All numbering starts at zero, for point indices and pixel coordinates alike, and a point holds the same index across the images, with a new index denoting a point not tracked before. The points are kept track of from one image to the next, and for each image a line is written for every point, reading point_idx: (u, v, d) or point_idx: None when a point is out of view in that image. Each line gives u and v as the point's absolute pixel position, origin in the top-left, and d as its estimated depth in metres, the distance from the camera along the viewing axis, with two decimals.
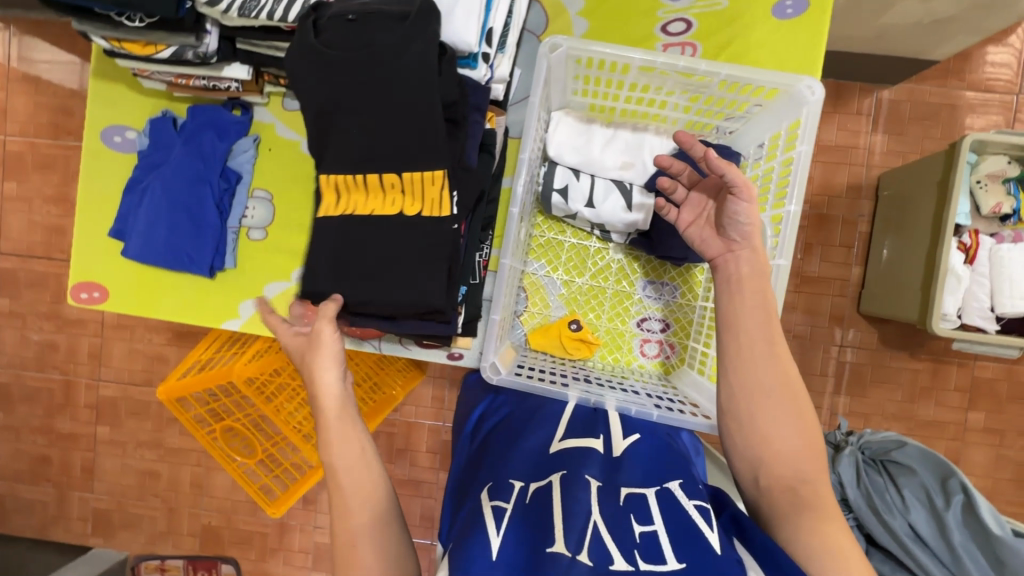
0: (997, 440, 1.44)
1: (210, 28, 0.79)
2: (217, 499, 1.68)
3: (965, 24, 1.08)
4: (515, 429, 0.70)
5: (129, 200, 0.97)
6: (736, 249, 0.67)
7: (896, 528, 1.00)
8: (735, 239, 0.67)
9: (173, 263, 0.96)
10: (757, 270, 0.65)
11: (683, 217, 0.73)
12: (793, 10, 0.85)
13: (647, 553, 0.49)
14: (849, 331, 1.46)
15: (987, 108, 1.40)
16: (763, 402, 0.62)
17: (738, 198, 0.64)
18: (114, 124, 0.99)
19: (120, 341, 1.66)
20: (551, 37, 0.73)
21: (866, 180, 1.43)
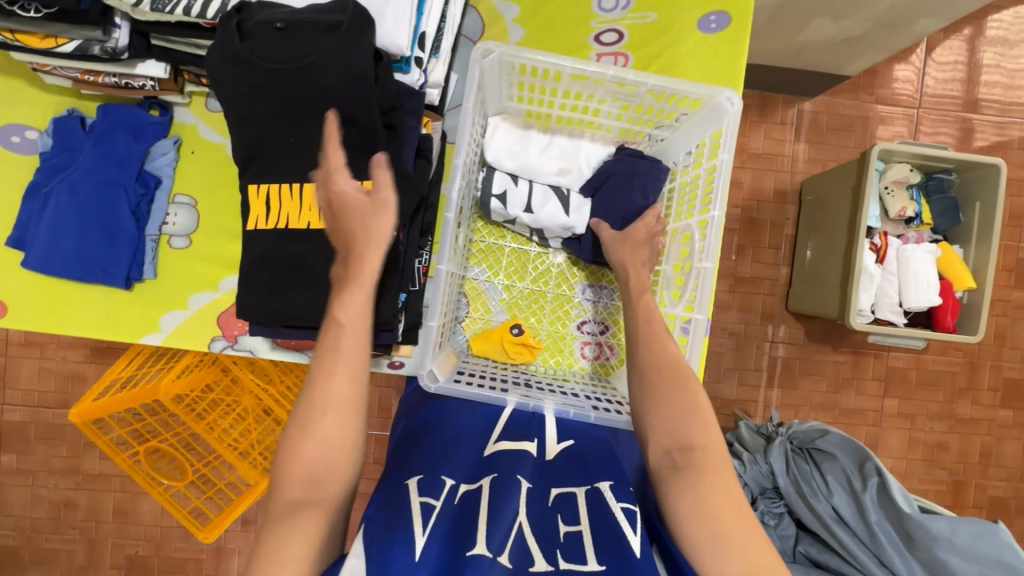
0: (909, 423, 1.57)
1: (119, 22, 0.74)
2: (144, 527, 1.56)
3: (870, 43, 1.18)
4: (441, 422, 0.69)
5: (29, 206, 0.89)
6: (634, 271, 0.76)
7: (820, 511, 1.08)
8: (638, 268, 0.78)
9: (82, 274, 0.88)
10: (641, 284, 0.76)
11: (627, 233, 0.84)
12: (717, 25, 0.90)
13: (568, 553, 0.51)
14: (779, 327, 1.55)
15: (893, 120, 1.53)
16: (662, 394, 0.64)
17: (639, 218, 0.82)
18: (11, 123, 0.90)
19: (29, 360, 1.52)
20: (484, 42, 0.74)
21: (791, 185, 1.53)
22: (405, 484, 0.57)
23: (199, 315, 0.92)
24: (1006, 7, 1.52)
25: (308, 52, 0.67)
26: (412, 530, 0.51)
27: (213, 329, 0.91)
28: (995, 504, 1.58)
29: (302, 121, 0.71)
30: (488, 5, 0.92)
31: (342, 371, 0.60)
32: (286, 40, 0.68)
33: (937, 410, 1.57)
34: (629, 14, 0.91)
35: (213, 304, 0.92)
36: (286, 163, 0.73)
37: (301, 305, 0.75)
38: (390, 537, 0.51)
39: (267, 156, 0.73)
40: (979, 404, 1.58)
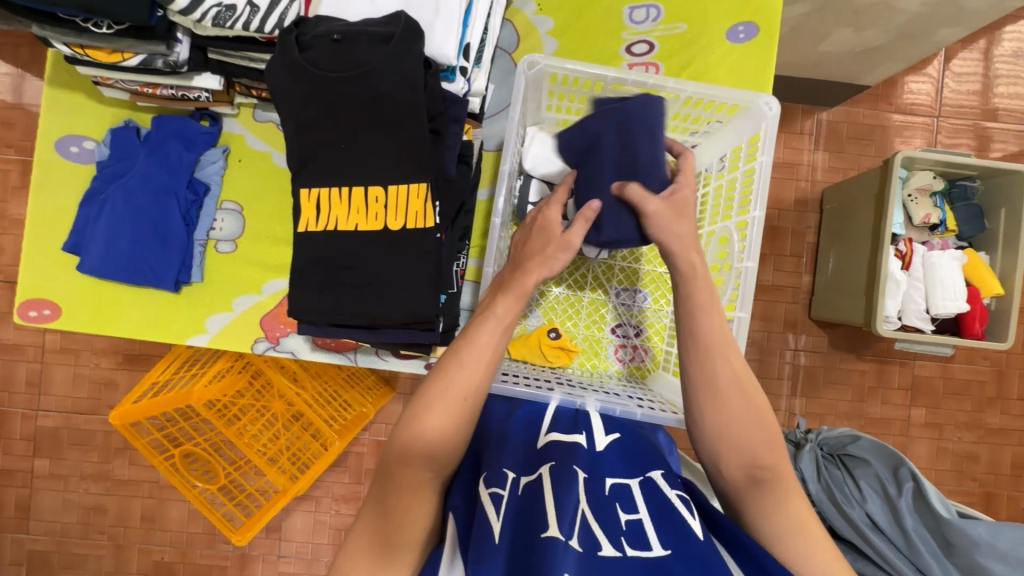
0: (937, 433, 1.56)
1: (181, 37, 0.79)
2: (171, 533, 1.57)
3: (891, 53, 1.20)
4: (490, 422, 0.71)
5: (85, 213, 0.93)
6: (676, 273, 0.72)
7: (855, 518, 1.07)
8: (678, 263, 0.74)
9: (134, 277, 0.92)
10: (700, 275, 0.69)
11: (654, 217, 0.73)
12: (745, 35, 0.92)
13: (633, 539, 0.52)
14: (802, 335, 1.55)
15: (912, 130, 1.55)
16: (718, 391, 0.65)
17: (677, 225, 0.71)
18: (70, 134, 0.95)
19: (63, 366, 1.56)
20: (529, 55, 0.78)
21: (811, 194, 1.54)
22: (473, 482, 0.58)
23: (242, 318, 0.95)
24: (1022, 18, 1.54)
25: (361, 58, 0.71)
26: (489, 514, 0.52)
27: (256, 331, 0.94)
28: None
29: (355, 126, 0.74)
30: (522, 18, 0.95)
31: (478, 361, 0.63)
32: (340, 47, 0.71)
33: (966, 419, 1.55)
34: (660, 26, 0.94)
35: (257, 306, 0.95)
36: (337, 168, 0.76)
37: (349, 308, 0.78)
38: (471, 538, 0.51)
39: (315, 162, 0.77)
40: (1009, 414, 1.55)
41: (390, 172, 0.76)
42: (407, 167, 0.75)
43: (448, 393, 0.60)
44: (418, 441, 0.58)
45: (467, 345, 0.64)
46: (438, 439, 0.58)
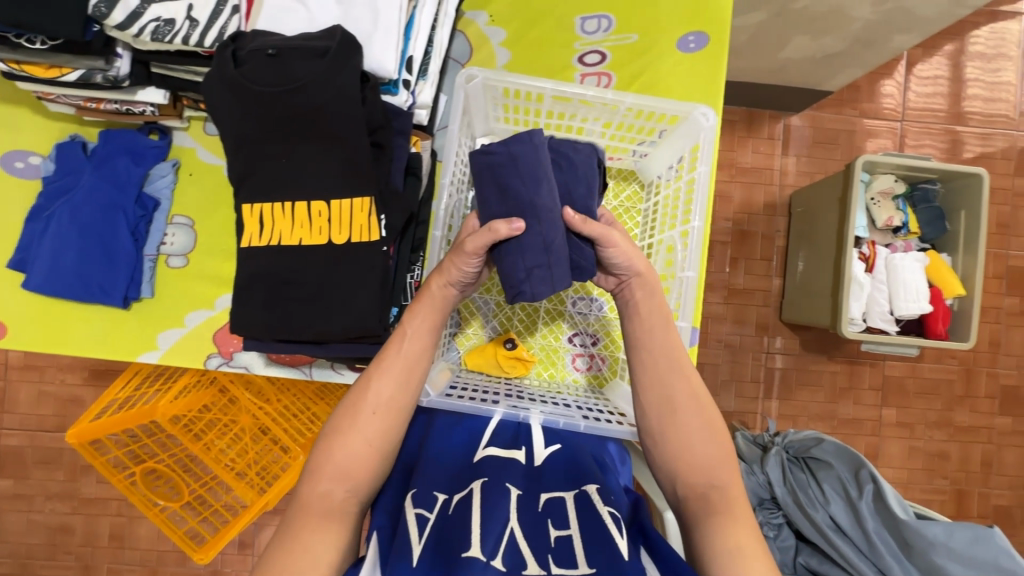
0: (908, 432, 1.57)
1: (121, 52, 0.78)
2: (141, 551, 1.54)
3: (848, 60, 1.22)
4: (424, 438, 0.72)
5: (31, 229, 0.91)
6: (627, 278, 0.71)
7: (818, 521, 1.08)
8: (623, 274, 0.71)
9: (81, 294, 0.90)
10: (654, 291, 0.70)
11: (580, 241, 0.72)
12: (695, 44, 0.93)
13: (559, 557, 0.52)
14: (774, 338, 1.56)
15: (878, 134, 1.57)
16: (672, 404, 0.65)
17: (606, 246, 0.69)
18: (16, 149, 0.93)
19: (28, 383, 1.53)
20: (467, 68, 0.78)
21: (780, 199, 1.56)
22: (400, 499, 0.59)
23: (195, 333, 0.94)
24: (983, 23, 1.57)
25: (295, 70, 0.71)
26: (410, 538, 0.54)
27: (209, 347, 0.93)
28: (999, 513, 1.57)
29: (294, 140, 0.74)
30: (475, 29, 0.96)
31: (403, 373, 0.66)
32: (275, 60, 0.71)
33: (936, 418, 1.57)
34: (611, 36, 0.95)
35: (209, 322, 0.94)
36: (281, 182, 0.76)
37: (297, 324, 0.77)
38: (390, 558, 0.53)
39: (260, 175, 0.76)
40: (978, 412, 1.58)
41: (332, 188, 0.76)
42: (348, 179, 0.76)
43: (363, 412, 0.63)
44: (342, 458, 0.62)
45: (386, 363, 0.66)
46: (356, 456, 0.62)
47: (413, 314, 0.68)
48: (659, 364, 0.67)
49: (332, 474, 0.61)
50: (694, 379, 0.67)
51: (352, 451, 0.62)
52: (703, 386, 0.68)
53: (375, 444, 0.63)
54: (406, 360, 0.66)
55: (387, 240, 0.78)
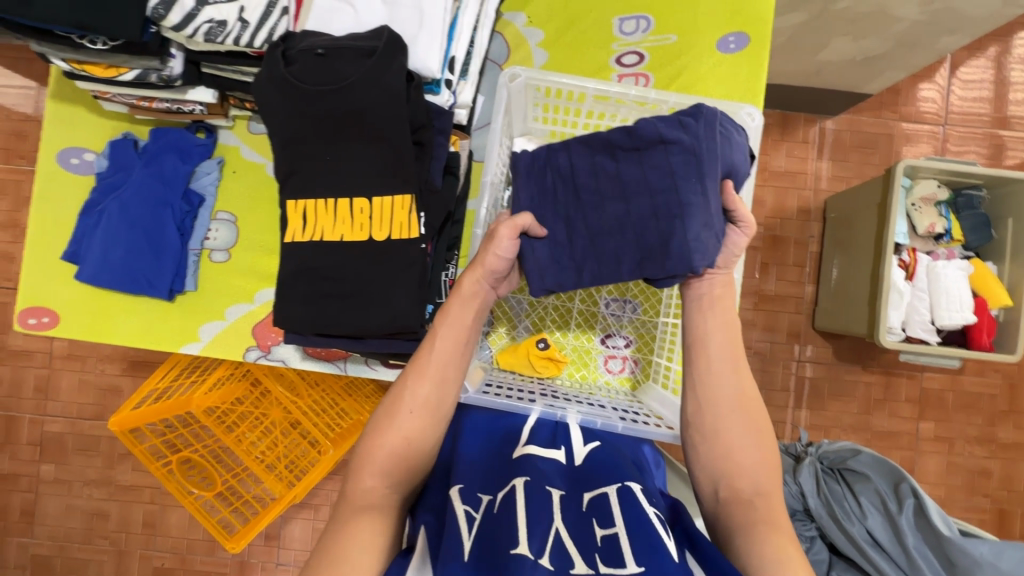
0: (947, 448, 1.51)
1: (174, 52, 0.81)
2: (172, 539, 1.58)
3: (891, 62, 1.18)
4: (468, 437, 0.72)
5: (84, 223, 0.95)
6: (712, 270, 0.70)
7: (855, 535, 1.04)
8: (721, 263, 0.70)
9: (129, 286, 0.93)
10: (717, 295, 0.69)
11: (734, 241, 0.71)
12: (735, 45, 0.92)
13: (607, 558, 0.52)
14: (806, 346, 1.52)
15: (918, 138, 1.53)
16: (720, 406, 0.65)
17: (740, 230, 0.71)
18: (72, 146, 0.97)
19: (70, 373, 1.58)
20: (510, 68, 0.78)
21: (814, 204, 1.52)
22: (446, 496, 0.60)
23: (235, 326, 0.96)
24: None
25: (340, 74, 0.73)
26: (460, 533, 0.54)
27: (248, 340, 0.95)
28: None
29: (340, 138, 0.76)
30: (513, 31, 0.97)
31: (443, 372, 0.66)
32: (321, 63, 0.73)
33: (977, 434, 1.51)
34: (649, 37, 0.94)
35: (249, 315, 0.96)
36: (324, 181, 0.78)
37: (335, 318, 0.79)
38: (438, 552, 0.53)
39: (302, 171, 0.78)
40: (1022, 428, 1.51)
41: (373, 184, 0.77)
42: (389, 178, 0.77)
43: (402, 410, 0.64)
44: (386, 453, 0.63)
45: (422, 363, 0.67)
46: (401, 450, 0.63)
47: (446, 314, 0.68)
48: (713, 366, 0.66)
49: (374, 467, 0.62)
50: (743, 382, 0.66)
51: (390, 446, 0.63)
52: (755, 392, 0.67)
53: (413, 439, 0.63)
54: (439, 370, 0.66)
55: (425, 237, 0.79)
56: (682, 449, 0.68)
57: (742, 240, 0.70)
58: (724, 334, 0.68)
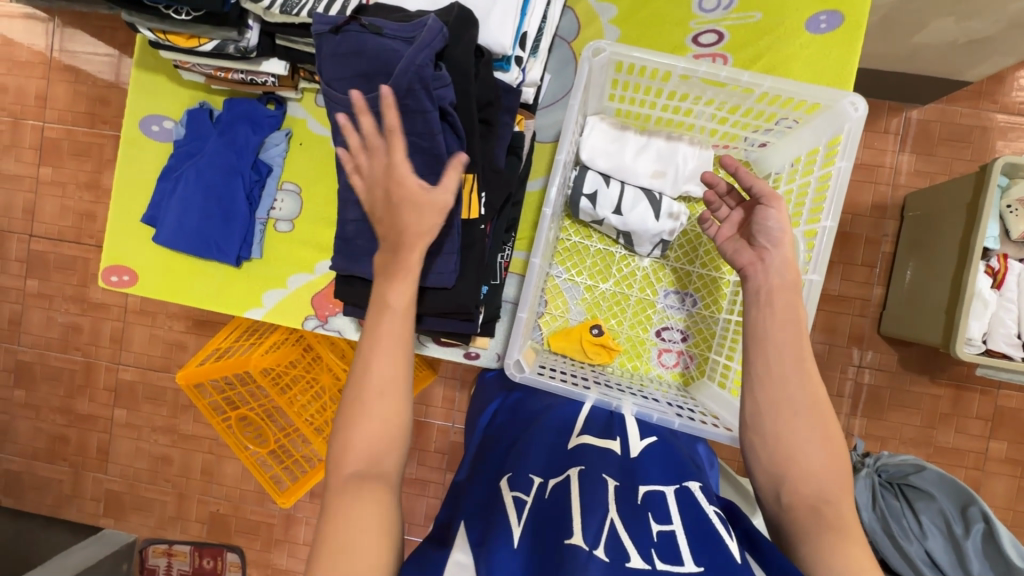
0: (1019, 471, 1.41)
1: (252, 24, 0.83)
2: (226, 488, 1.69)
3: (999, 45, 1.07)
4: (527, 421, 0.72)
5: (162, 187, 1.00)
6: (767, 255, 0.67)
7: (912, 555, 0.99)
8: (765, 246, 0.67)
9: (200, 250, 0.98)
10: (789, 284, 0.65)
11: (721, 232, 0.74)
12: (826, 25, 0.85)
13: (664, 553, 0.50)
14: (867, 352, 1.43)
15: (1018, 132, 1.38)
16: (783, 409, 0.61)
17: (768, 206, 0.67)
18: (152, 113, 1.02)
19: (142, 327, 1.70)
20: (594, 41, 0.74)
21: (892, 200, 1.41)
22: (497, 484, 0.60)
23: (296, 294, 0.99)
24: None
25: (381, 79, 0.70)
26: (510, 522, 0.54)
27: (307, 309, 0.98)
28: None
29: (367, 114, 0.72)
30: (585, 6, 0.92)
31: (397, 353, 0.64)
32: (359, 61, 0.70)
33: None
34: (731, 14, 0.88)
35: (309, 285, 0.99)
36: None
37: None
38: (488, 538, 0.53)
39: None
40: None
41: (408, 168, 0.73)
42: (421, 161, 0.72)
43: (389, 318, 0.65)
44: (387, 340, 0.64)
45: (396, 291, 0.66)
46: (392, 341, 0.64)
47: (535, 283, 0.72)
48: (777, 368, 0.62)
49: (374, 401, 0.62)
50: (807, 383, 0.62)
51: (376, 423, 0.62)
52: (824, 396, 0.63)
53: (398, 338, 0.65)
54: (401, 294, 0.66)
55: (485, 218, 0.79)
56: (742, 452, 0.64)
57: (775, 216, 0.67)
58: (790, 332, 0.63)
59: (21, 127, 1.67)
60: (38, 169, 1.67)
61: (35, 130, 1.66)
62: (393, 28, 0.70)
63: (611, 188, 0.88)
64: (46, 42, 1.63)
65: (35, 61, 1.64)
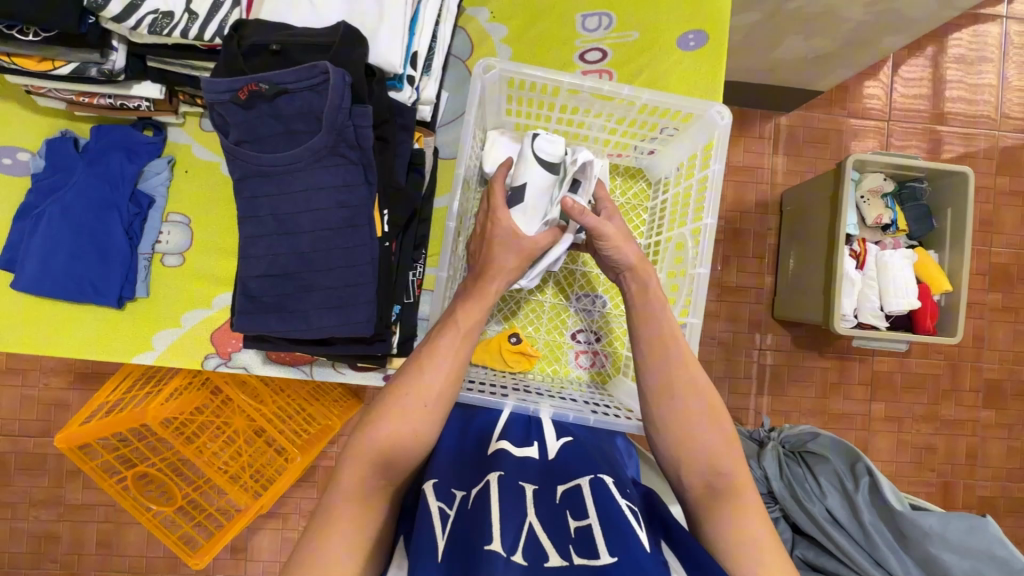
0: (896, 427, 1.60)
1: (117, 44, 0.77)
2: (129, 557, 1.50)
3: (838, 60, 1.23)
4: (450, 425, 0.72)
5: (20, 227, 0.89)
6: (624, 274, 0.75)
7: (815, 514, 1.09)
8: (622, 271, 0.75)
9: (72, 293, 0.88)
10: (643, 288, 0.73)
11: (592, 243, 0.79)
12: (695, 43, 0.93)
13: (580, 548, 0.52)
14: (766, 334, 1.58)
15: (865, 134, 1.59)
16: (678, 408, 0.66)
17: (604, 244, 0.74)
18: (3, 145, 0.91)
19: (11, 388, 1.48)
20: (486, 59, 0.78)
21: (771, 197, 1.58)
22: (421, 490, 0.59)
23: (192, 333, 0.92)
24: (964, 26, 1.60)
25: (303, 136, 0.72)
26: (433, 530, 0.53)
27: (207, 347, 0.91)
28: (984, 504, 1.60)
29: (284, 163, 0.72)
30: (476, 26, 0.95)
31: (443, 371, 0.67)
32: (274, 124, 0.72)
33: (923, 412, 1.60)
34: (612, 34, 0.95)
35: (207, 321, 0.92)
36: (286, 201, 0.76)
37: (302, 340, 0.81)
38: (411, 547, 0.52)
39: (244, 165, 0.73)
40: (962, 406, 1.61)
41: (317, 194, 0.73)
42: (333, 187, 0.73)
43: (415, 400, 0.65)
44: (389, 436, 0.62)
45: (439, 351, 0.69)
46: (406, 432, 0.63)
47: (462, 310, 0.72)
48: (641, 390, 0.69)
49: (403, 410, 0.64)
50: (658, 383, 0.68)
51: (398, 434, 0.63)
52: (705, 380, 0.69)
53: (420, 430, 0.64)
54: (466, 328, 0.70)
55: (389, 235, 0.79)
56: (650, 449, 0.69)
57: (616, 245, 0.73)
58: (635, 341, 0.71)
59: None
60: None
61: None
62: (289, 80, 0.69)
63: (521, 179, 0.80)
64: None
65: None
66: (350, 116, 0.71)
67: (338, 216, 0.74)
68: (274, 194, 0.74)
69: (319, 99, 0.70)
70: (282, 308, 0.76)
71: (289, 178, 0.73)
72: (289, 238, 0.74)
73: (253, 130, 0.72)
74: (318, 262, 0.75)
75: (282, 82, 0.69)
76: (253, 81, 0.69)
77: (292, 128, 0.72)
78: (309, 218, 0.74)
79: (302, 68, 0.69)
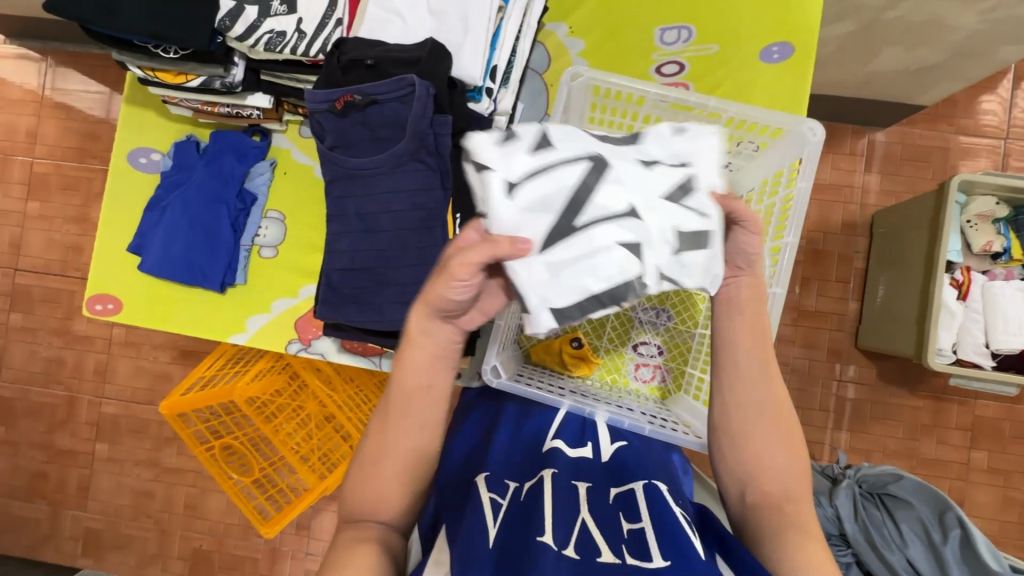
0: (1001, 481, 1.42)
1: (238, 60, 0.88)
2: (210, 522, 1.65)
3: (945, 72, 1.13)
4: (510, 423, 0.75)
5: (149, 218, 1.03)
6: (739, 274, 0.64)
7: (895, 564, 1.00)
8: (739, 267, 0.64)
9: (185, 277, 1.00)
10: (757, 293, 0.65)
11: None
12: (779, 55, 0.91)
13: (635, 549, 0.52)
14: (847, 365, 1.47)
15: (976, 153, 1.45)
16: (758, 422, 0.63)
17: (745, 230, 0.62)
18: (141, 146, 1.05)
19: (126, 358, 1.68)
20: (573, 66, 0.81)
21: (860, 218, 1.47)
22: (473, 482, 0.62)
23: (279, 319, 1.01)
24: None
25: (388, 143, 0.78)
26: (486, 519, 0.55)
27: (291, 333, 1.00)
28: None
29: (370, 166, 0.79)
30: (554, 40, 0.98)
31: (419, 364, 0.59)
32: (365, 131, 0.78)
33: None
34: (691, 46, 0.94)
35: (293, 309, 1.01)
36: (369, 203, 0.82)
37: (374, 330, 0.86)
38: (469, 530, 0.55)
39: (336, 168, 0.81)
40: None
41: (398, 197, 0.79)
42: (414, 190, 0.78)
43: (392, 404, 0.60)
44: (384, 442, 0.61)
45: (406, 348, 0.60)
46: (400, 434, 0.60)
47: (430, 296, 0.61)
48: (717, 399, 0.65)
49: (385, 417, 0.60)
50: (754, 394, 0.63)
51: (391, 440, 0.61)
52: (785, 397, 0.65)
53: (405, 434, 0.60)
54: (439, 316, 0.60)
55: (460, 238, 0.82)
56: (715, 479, 0.67)
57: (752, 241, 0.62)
58: (719, 346, 0.65)
59: (10, 162, 1.65)
60: (26, 204, 1.66)
61: (23, 165, 1.65)
62: (380, 91, 0.76)
63: (597, 254, 0.51)
64: (37, 81, 1.62)
65: (26, 99, 1.63)
66: (432, 124, 0.76)
67: (415, 217, 0.79)
68: (360, 196, 0.80)
69: (405, 110, 0.76)
70: (361, 300, 0.82)
71: (374, 181, 0.79)
72: (371, 236, 0.81)
73: (346, 136, 0.79)
74: (395, 260, 0.80)
75: (373, 93, 0.76)
76: (349, 92, 0.77)
77: (379, 135, 0.78)
78: (390, 218, 0.80)
79: (392, 81, 0.75)
